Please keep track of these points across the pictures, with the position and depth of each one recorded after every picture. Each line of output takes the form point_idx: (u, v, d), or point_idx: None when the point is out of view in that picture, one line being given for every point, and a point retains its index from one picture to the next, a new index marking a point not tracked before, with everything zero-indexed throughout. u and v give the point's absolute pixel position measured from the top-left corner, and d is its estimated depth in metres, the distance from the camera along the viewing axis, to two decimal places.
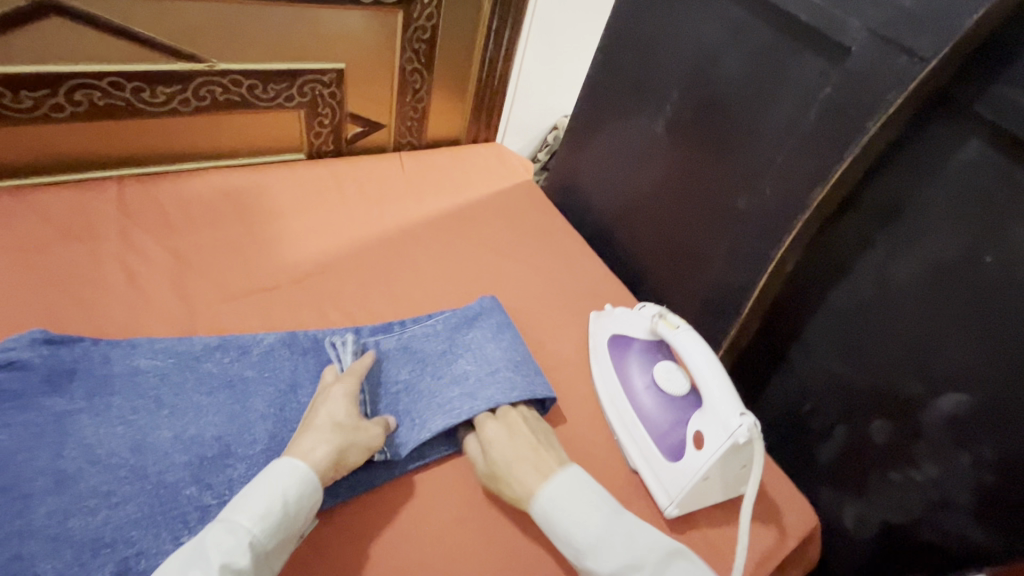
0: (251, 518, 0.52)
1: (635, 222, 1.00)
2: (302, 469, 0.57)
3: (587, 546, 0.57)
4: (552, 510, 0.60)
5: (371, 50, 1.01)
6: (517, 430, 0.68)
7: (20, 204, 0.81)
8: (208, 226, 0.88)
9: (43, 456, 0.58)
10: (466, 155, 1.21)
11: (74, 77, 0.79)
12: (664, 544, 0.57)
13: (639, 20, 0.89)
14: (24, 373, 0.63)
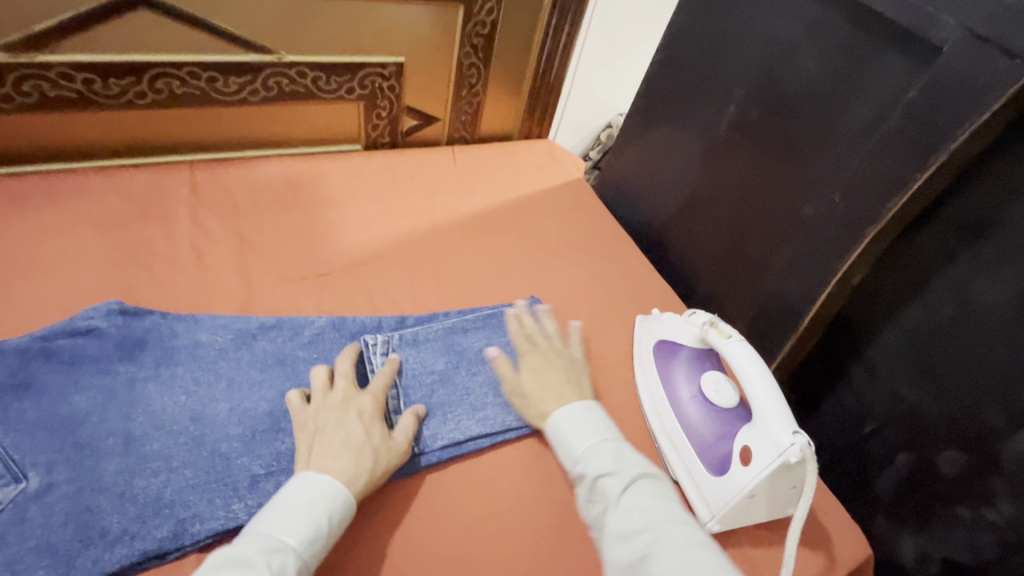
0: (299, 541, 0.51)
1: (687, 226, 0.97)
2: (345, 495, 0.56)
3: (581, 454, 0.62)
4: (559, 429, 0.66)
5: (432, 44, 1.02)
6: (553, 364, 0.74)
7: (104, 183, 0.88)
8: (269, 211, 0.92)
9: (114, 418, 0.63)
10: (519, 150, 1.21)
11: (156, 66, 0.85)
12: (647, 466, 0.58)
13: (703, 16, 0.86)
14: (101, 339, 0.68)
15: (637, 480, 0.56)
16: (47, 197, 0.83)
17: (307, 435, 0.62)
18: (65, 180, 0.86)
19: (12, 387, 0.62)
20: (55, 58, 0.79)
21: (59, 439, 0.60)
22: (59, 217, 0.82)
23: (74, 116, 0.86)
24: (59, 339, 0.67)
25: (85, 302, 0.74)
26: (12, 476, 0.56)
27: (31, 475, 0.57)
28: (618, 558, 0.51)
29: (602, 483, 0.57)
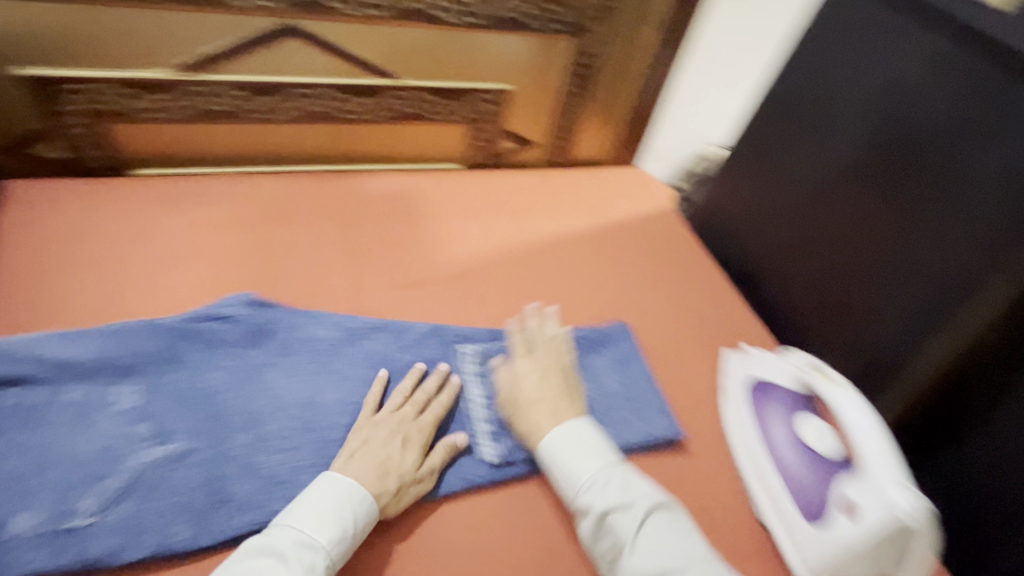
0: (328, 540, 0.57)
1: (787, 263, 0.95)
2: (369, 500, 0.60)
3: (585, 485, 0.63)
4: (553, 452, 0.66)
5: (538, 73, 1.08)
6: (545, 376, 0.73)
7: (239, 186, 0.97)
8: (377, 221, 0.99)
9: (242, 397, 0.70)
10: (611, 177, 1.23)
11: (293, 88, 0.93)
12: (656, 495, 0.63)
13: (822, 56, 0.87)
14: (234, 326, 0.77)
15: (648, 514, 0.60)
16: (193, 195, 0.94)
17: (354, 441, 0.66)
18: (210, 182, 0.97)
19: (163, 360, 0.72)
20: (213, 78, 0.89)
21: (198, 410, 0.68)
22: (203, 214, 0.92)
23: (219, 127, 0.95)
24: (200, 323, 0.76)
25: (222, 292, 0.83)
26: (160, 438, 0.65)
27: (174, 439, 0.65)
28: None
29: (612, 517, 0.60)
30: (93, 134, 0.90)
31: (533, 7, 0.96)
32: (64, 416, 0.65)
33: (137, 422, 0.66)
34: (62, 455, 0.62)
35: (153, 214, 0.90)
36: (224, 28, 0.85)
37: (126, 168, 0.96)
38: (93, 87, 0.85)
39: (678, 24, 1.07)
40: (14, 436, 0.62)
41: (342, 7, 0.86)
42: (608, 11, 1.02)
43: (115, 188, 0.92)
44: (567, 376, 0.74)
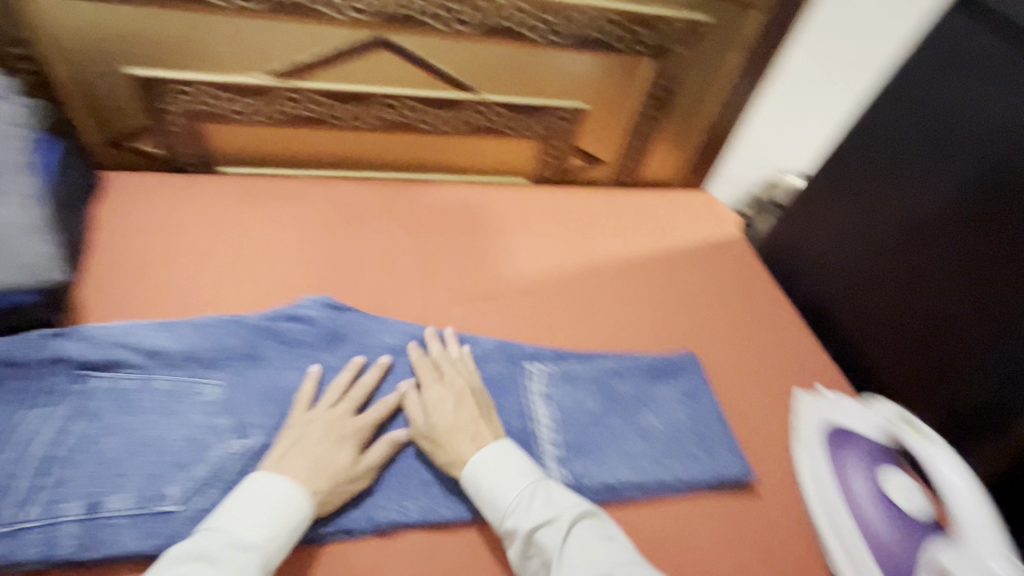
0: (258, 536, 0.55)
1: (870, 302, 0.92)
2: (297, 494, 0.59)
3: (508, 506, 0.62)
4: (478, 479, 0.64)
5: (617, 94, 1.07)
6: (460, 402, 0.71)
7: (318, 189, 1.01)
8: (447, 231, 1.00)
9: (317, 399, 0.72)
10: (678, 200, 1.21)
11: (378, 98, 0.96)
12: (578, 502, 0.63)
13: (921, 90, 0.85)
14: (313, 327, 0.79)
15: (572, 524, 0.60)
16: (274, 195, 0.98)
17: (288, 440, 0.64)
18: (291, 184, 1.00)
19: (245, 356, 0.74)
20: (305, 85, 0.92)
21: (276, 408, 0.70)
22: (283, 215, 0.95)
23: (303, 131, 0.98)
24: (281, 322, 0.79)
25: (301, 293, 0.86)
26: (240, 431, 0.67)
27: (254, 433, 0.67)
28: None
29: (539, 534, 0.59)
30: (190, 133, 0.95)
31: (619, 28, 0.96)
32: (155, 403, 0.68)
33: (219, 414, 0.68)
34: (152, 440, 0.64)
35: (239, 212, 0.94)
36: (320, 38, 0.88)
37: (216, 165, 1.00)
38: (195, 89, 0.89)
39: (764, 52, 1.05)
40: (112, 418, 0.65)
41: (434, 22, 0.88)
42: (693, 35, 1.01)
43: (205, 185, 0.97)
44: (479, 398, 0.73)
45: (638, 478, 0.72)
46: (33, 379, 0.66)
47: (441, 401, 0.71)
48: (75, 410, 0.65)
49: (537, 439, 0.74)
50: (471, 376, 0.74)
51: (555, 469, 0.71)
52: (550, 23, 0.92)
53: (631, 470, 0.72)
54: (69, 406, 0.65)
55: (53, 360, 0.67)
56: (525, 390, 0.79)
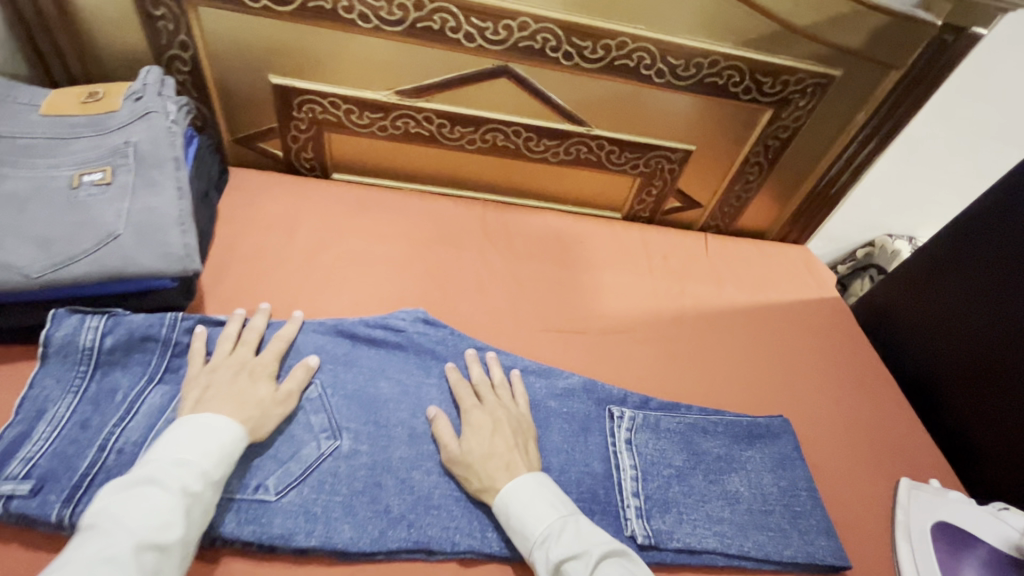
0: (195, 454, 0.57)
1: (990, 393, 0.87)
2: (225, 419, 0.60)
3: (539, 537, 0.61)
4: (509, 506, 0.63)
5: (728, 139, 1.04)
6: (497, 428, 0.70)
7: (420, 204, 1.04)
8: (538, 259, 1.01)
9: (406, 411, 0.74)
10: (773, 252, 1.17)
11: (490, 123, 0.99)
12: (610, 540, 0.60)
13: None
14: (407, 338, 0.81)
15: (602, 560, 0.58)
16: (378, 205, 1.02)
17: (197, 389, 0.64)
18: (395, 196, 1.04)
19: (341, 359, 0.77)
20: (427, 106, 0.96)
21: (367, 415, 0.72)
22: (385, 225, 0.99)
23: (415, 148, 1.03)
24: (377, 330, 0.81)
25: (400, 304, 0.88)
26: (331, 433, 0.69)
27: (345, 436, 0.69)
28: None
29: (567, 567, 0.58)
30: (313, 139, 1.01)
31: (740, 75, 0.94)
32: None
33: (313, 413, 0.70)
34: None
35: (347, 219, 0.98)
36: (446, 63, 0.91)
37: (328, 171, 1.06)
38: (326, 101, 0.95)
39: (891, 112, 1.01)
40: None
41: (557, 56, 0.90)
42: (817, 88, 0.98)
43: (316, 188, 1.02)
44: (518, 427, 0.72)
45: (723, 544, 0.68)
46: (158, 355, 0.70)
47: (473, 425, 0.70)
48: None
49: (618, 487, 0.71)
50: (517, 412, 0.74)
51: (636, 522, 0.68)
52: (671, 65, 0.92)
53: (716, 534, 0.69)
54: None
55: (179, 341, 0.71)
56: (608, 434, 0.76)
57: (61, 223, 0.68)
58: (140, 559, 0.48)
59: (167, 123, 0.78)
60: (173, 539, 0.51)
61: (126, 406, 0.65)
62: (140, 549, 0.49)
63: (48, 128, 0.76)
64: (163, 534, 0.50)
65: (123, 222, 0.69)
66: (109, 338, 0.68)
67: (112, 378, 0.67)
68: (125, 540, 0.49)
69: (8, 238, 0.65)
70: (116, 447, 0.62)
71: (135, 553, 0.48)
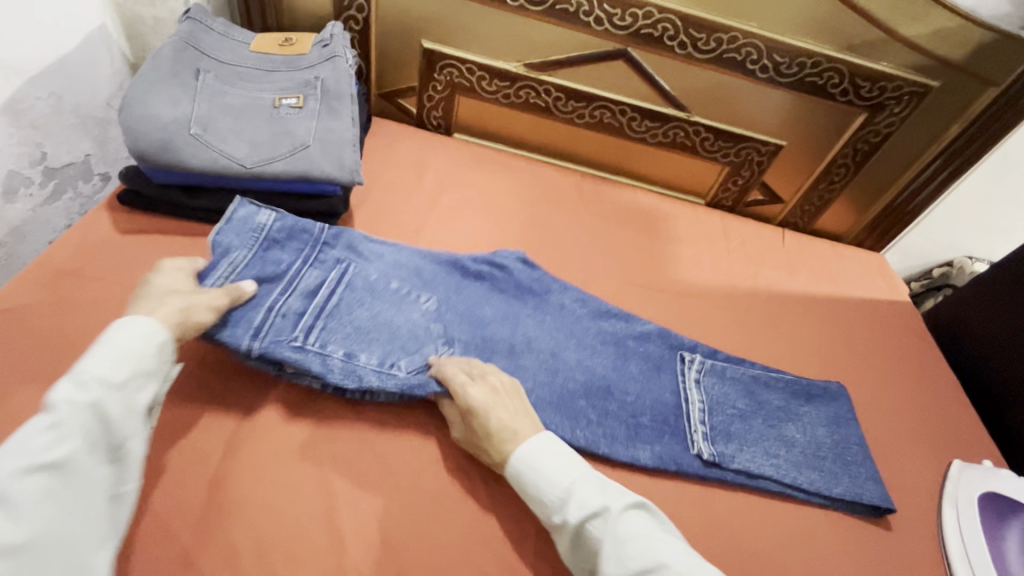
0: (91, 364, 0.57)
1: None
2: (129, 322, 0.61)
3: (556, 502, 0.65)
4: (521, 478, 0.67)
5: (820, 138, 1.13)
6: (494, 405, 0.71)
7: (527, 166, 1.18)
8: (627, 226, 1.12)
9: (506, 329, 0.85)
10: (849, 254, 1.22)
11: (601, 101, 1.12)
12: (626, 495, 0.65)
13: None
14: (508, 276, 0.92)
15: (621, 514, 0.63)
16: (491, 162, 1.16)
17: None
18: (507, 157, 1.19)
19: (452, 285, 0.88)
20: (549, 79, 1.10)
21: (474, 331, 0.84)
22: (498, 179, 1.13)
23: (530, 117, 1.17)
24: (482, 265, 0.92)
25: (506, 244, 1.02)
26: (446, 341, 0.80)
27: (456, 345, 0.81)
28: None
29: (588, 526, 0.62)
30: (446, 99, 1.17)
31: (840, 77, 1.03)
32: (390, 297, 0.81)
33: (432, 321, 0.82)
34: (386, 323, 0.78)
35: (465, 170, 1.13)
36: (572, 43, 1.05)
37: (452, 129, 1.22)
38: (464, 66, 1.10)
39: (987, 127, 1.06)
40: (361, 297, 0.79)
41: (672, 45, 1.02)
42: (913, 97, 1.05)
43: (440, 142, 1.18)
44: (510, 393, 0.74)
45: (779, 476, 0.77)
46: (309, 247, 0.82)
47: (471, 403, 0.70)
48: (339, 280, 0.80)
49: (688, 416, 0.81)
50: (506, 379, 0.75)
51: (703, 443, 0.77)
52: (775, 63, 1.02)
53: (772, 464, 0.77)
54: (333, 276, 0.80)
55: (325, 242, 0.83)
56: (679, 374, 0.86)
57: (267, 132, 0.85)
58: (31, 479, 0.49)
59: (347, 66, 0.96)
60: (68, 457, 0.52)
61: (287, 282, 0.76)
62: (29, 472, 0.50)
63: (256, 62, 0.93)
64: (48, 455, 0.51)
65: (312, 137, 0.86)
66: (278, 223, 0.81)
67: (274, 257, 0.78)
68: (12, 466, 0.49)
69: (228, 136, 0.83)
70: (280, 313, 0.73)
71: (23, 476, 0.49)
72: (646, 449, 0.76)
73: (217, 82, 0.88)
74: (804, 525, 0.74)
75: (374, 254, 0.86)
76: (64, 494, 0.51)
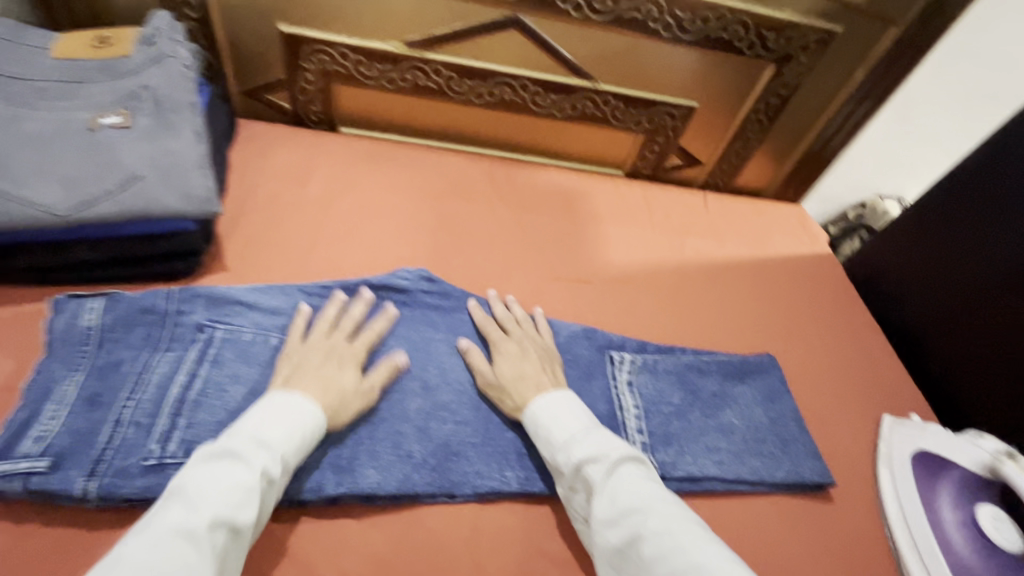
0: (279, 439, 0.57)
1: (989, 337, 0.90)
2: (308, 406, 0.61)
3: (562, 443, 0.65)
4: (539, 414, 0.68)
5: (732, 94, 1.07)
6: (524, 351, 0.76)
7: (429, 157, 1.05)
8: (546, 212, 1.03)
9: (417, 366, 0.75)
10: (770, 210, 1.20)
11: (497, 76, 1.00)
12: (629, 448, 0.63)
13: None
14: (410, 298, 0.82)
15: (620, 463, 0.60)
16: (386, 159, 1.03)
17: (287, 367, 0.66)
18: (403, 149, 1.05)
19: None
20: (436, 57, 0.97)
21: None
22: (396, 177, 1.00)
23: (423, 101, 1.03)
24: (380, 291, 0.81)
25: (412, 252, 0.91)
26: None
27: None
28: (608, 541, 0.56)
29: (587, 469, 0.61)
30: (321, 91, 1.01)
31: (745, 30, 0.97)
32: (271, 360, 0.69)
33: None
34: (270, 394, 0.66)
35: (356, 171, 0.99)
36: (455, 14, 0.92)
37: (336, 125, 1.06)
38: (335, 50, 0.95)
39: (889, 69, 1.04)
40: (235, 368, 0.67)
41: (567, 7, 0.91)
42: (819, 44, 1.00)
43: (323, 140, 1.03)
44: (545, 352, 0.78)
45: (724, 473, 0.73)
46: (158, 327, 0.68)
47: (508, 350, 0.76)
48: (200, 358, 0.66)
49: (624, 426, 0.76)
50: (541, 338, 0.79)
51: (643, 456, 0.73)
52: (678, 19, 0.94)
53: (716, 461, 0.74)
54: (193, 354, 0.66)
55: (178, 312, 0.69)
56: (610, 378, 0.80)
57: (83, 165, 0.68)
58: (215, 532, 0.48)
59: (181, 68, 0.79)
60: (247, 524, 0.50)
61: (136, 379, 0.63)
62: (216, 526, 0.48)
63: (63, 72, 0.75)
64: (238, 515, 0.50)
65: (145, 165, 0.70)
66: (109, 316, 0.67)
67: (116, 353, 0.65)
68: (202, 514, 0.48)
69: (31, 177, 0.66)
70: (130, 422, 0.60)
71: (211, 528, 0.48)
72: None
73: (8, 104, 0.69)
74: (753, 516, 0.72)
75: (242, 305, 0.73)
76: (225, 559, 0.49)
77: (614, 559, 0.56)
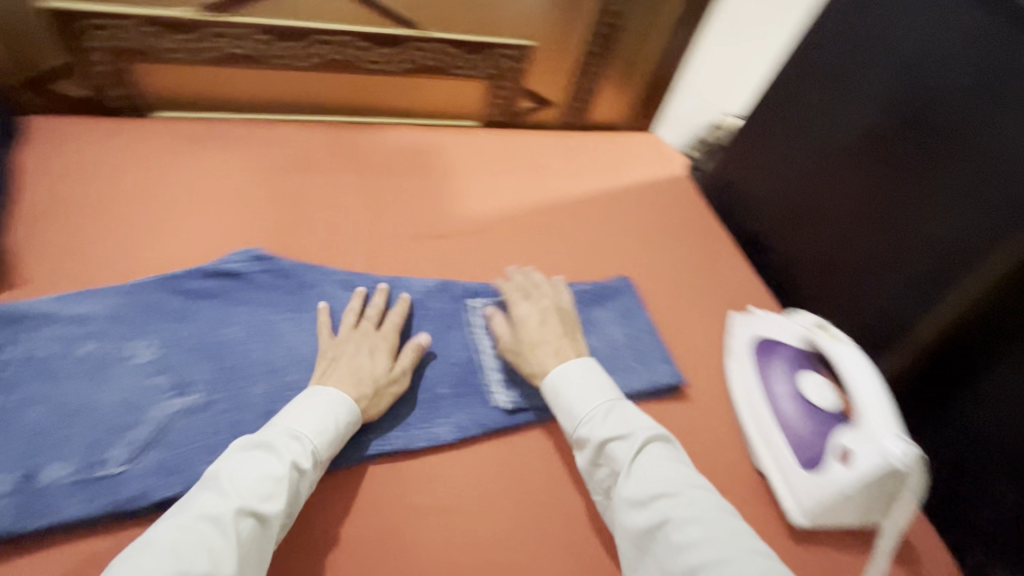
0: (311, 431, 0.57)
1: (806, 230, 0.98)
2: (340, 398, 0.61)
3: (584, 416, 0.62)
4: (558, 381, 0.66)
5: (561, 27, 1.07)
6: (546, 318, 0.73)
7: (260, 132, 0.98)
8: (396, 172, 1.00)
9: (259, 349, 0.70)
10: (625, 141, 1.24)
11: (312, 34, 0.93)
12: (654, 425, 0.62)
13: (841, 31, 0.91)
14: (243, 281, 0.76)
15: (647, 444, 0.59)
16: (210, 139, 0.94)
17: (326, 359, 0.66)
18: (229, 128, 0.97)
19: (174, 314, 0.71)
20: (239, 20, 0.89)
21: (215, 361, 0.67)
22: (223, 156, 0.93)
23: (239, 70, 0.95)
24: (208, 279, 0.75)
25: (248, 233, 0.84)
26: (179, 388, 0.64)
27: (195, 389, 0.64)
28: (634, 522, 0.55)
29: (611, 446, 0.59)
30: (115, 73, 0.90)
31: None
32: (79, 370, 0.63)
33: (152, 374, 0.65)
34: (81, 408, 0.60)
35: (176, 156, 0.91)
36: None
37: (146, 109, 0.96)
38: (119, 23, 0.85)
39: None
40: (31, 389, 0.61)
41: None
42: None
43: (133, 128, 0.93)
44: (568, 317, 0.75)
45: None
46: None
47: (526, 313, 0.74)
48: None
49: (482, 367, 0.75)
50: (561, 300, 0.76)
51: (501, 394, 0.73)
52: None
53: None
54: None
55: None
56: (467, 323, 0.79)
57: None
58: (241, 519, 0.49)
59: None
60: (274, 512, 0.51)
61: None
62: (242, 513, 0.49)
63: None
64: (266, 505, 0.51)
65: None
66: None
67: None
68: (232, 501, 0.49)
69: None
70: None
71: (236, 515, 0.49)
72: (444, 423, 0.69)
73: None
74: None
75: (40, 320, 0.66)
76: (255, 548, 0.49)
77: (638, 540, 0.55)
